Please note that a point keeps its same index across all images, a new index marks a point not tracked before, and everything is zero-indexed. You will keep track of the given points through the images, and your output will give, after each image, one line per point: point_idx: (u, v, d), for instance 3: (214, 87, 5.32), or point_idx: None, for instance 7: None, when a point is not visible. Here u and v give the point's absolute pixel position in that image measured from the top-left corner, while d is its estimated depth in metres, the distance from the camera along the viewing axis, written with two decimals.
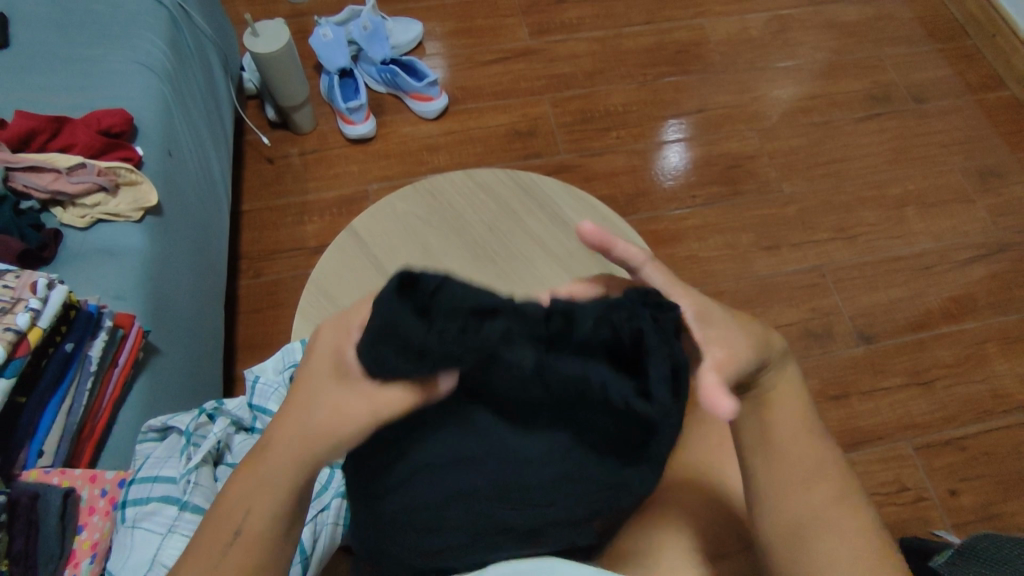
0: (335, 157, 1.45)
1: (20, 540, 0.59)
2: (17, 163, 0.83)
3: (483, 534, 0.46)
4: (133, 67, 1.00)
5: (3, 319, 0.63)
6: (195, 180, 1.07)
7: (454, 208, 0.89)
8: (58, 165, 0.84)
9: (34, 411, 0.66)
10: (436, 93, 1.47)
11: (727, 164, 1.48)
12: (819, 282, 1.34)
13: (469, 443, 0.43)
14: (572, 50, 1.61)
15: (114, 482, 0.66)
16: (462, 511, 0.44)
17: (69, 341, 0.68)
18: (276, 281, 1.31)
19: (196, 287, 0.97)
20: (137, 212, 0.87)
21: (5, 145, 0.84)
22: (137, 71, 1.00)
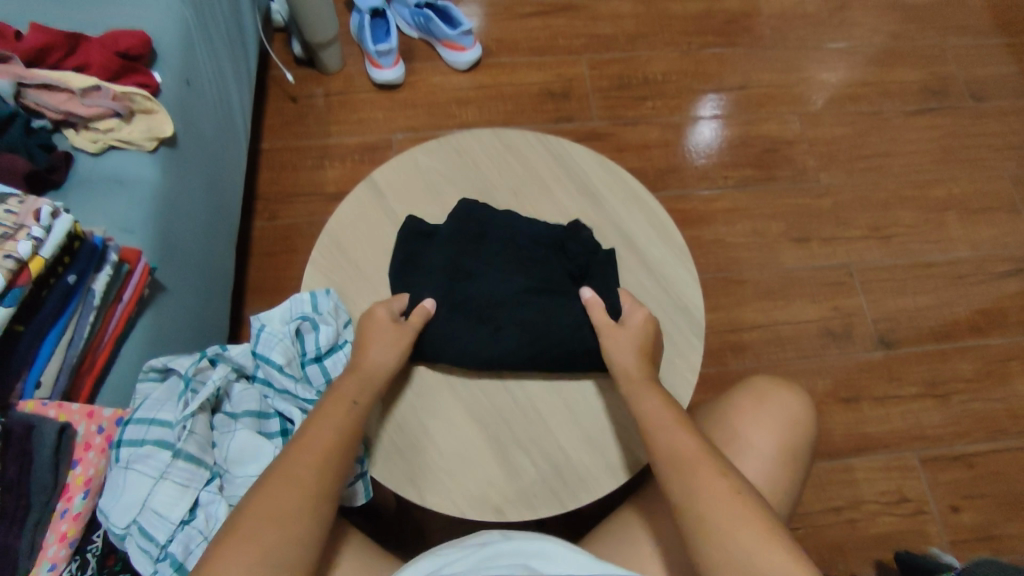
0: (361, 101, 1.40)
1: (13, 468, 0.59)
2: (29, 79, 0.78)
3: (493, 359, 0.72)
4: None
5: (2, 245, 0.60)
6: (213, 110, 1.03)
7: (477, 167, 0.85)
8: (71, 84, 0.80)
9: (32, 341, 0.64)
10: (470, 43, 1.41)
11: (765, 146, 1.41)
12: (846, 280, 1.29)
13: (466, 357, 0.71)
14: (615, 10, 1.53)
15: (111, 419, 0.66)
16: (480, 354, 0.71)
17: (72, 273, 0.66)
18: (290, 225, 1.28)
19: (203, 223, 0.94)
20: (151, 141, 0.84)
21: (18, 57, 0.80)
22: None
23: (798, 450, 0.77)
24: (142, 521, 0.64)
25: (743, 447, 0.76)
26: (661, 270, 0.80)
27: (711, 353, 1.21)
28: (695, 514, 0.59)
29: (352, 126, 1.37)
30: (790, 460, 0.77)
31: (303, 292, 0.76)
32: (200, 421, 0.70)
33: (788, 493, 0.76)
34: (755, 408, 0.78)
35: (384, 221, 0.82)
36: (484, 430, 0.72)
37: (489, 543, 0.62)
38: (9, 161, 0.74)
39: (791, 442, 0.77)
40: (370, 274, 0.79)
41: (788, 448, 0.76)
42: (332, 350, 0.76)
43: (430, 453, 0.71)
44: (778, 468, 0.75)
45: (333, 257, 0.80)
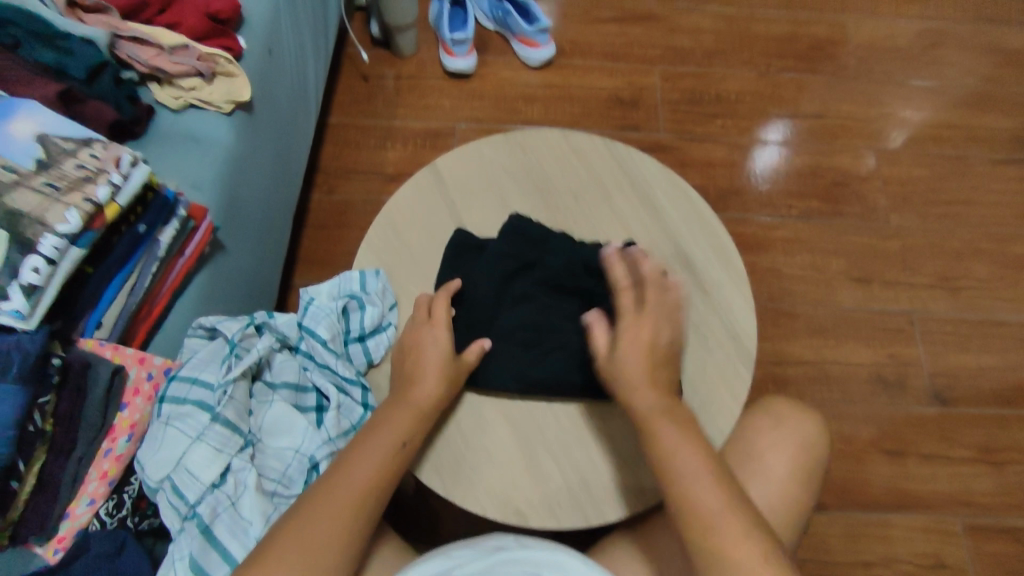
0: (431, 88, 1.41)
1: (67, 402, 0.61)
2: (125, 32, 0.81)
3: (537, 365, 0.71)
4: None
5: (83, 188, 0.62)
6: (290, 81, 1.05)
7: (542, 166, 0.85)
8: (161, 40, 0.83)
9: (99, 283, 0.66)
10: (545, 41, 1.40)
11: (835, 179, 1.36)
12: (904, 328, 1.24)
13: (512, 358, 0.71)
14: (696, 23, 1.50)
15: (160, 368, 0.69)
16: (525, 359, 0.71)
17: (143, 223, 0.69)
18: (348, 201, 1.30)
19: (267, 190, 0.96)
20: (228, 104, 0.87)
21: (116, 10, 0.83)
22: None
23: (817, 464, 0.72)
24: (175, 478, 0.65)
25: (758, 468, 0.71)
26: (717, 295, 0.78)
27: (753, 384, 1.18)
28: (719, 555, 0.56)
29: (419, 110, 1.38)
30: (808, 478, 0.72)
31: (351, 270, 0.77)
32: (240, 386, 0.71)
33: (800, 521, 0.70)
34: (770, 426, 0.73)
35: (443, 209, 0.82)
36: (519, 432, 0.71)
37: (504, 549, 0.61)
38: (95, 108, 0.76)
39: (808, 459, 0.72)
40: (424, 261, 0.79)
41: (806, 470, 0.71)
42: (376, 330, 0.76)
43: (460, 448, 0.70)
44: (799, 486, 0.70)
45: (389, 239, 0.80)
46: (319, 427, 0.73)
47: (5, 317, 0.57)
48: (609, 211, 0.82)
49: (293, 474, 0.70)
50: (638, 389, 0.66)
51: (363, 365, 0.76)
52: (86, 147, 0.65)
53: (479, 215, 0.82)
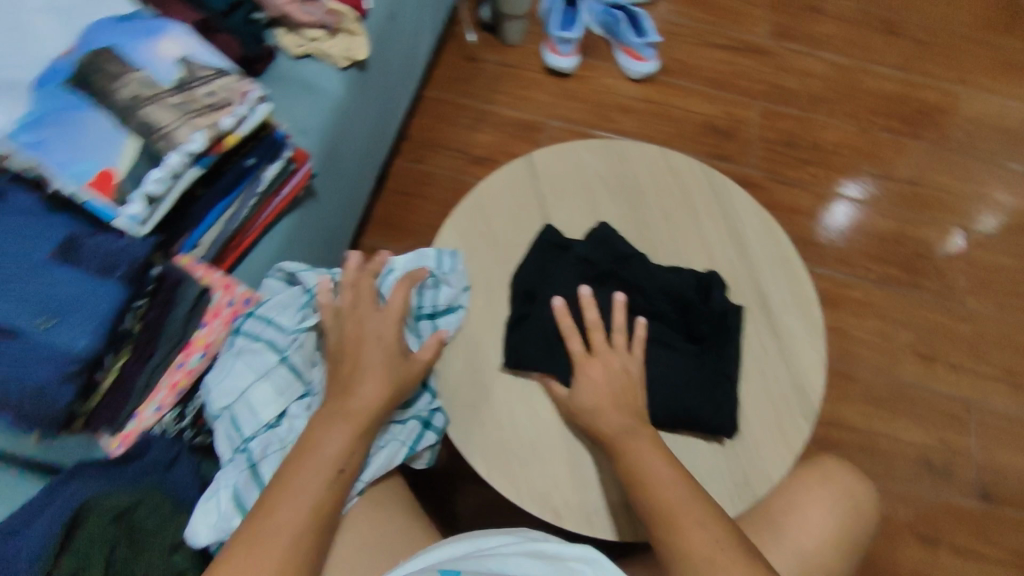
0: (529, 80, 1.43)
1: (155, 311, 0.65)
2: None
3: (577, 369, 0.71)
4: None
5: (211, 114, 0.65)
6: (403, 48, 1.07)
7: (636, 179, 0.84)
8: None
9: (204, 207, 0.69)
10: (649, 55, 1.40)
11: (918, 250, 1.32)
12: (961, 415, 1.19)
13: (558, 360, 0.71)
14: (806, 66, 1.47)
15: (242, 297, 0.71)
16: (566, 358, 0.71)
17: (252, 158, 0.71)
18: (429, 173, 1.32)
19: (361, 147, 0.99)
20: (345, 61, 0.89)
21: None
22: None
23: (858, 531, 0.70)
24: (236, 409, 0.68)
25: (794, 526, 0.68)
26: (790, 341, 0.76)
27: None
28: None
29: (514, 100, 1.40)
30: (846, 544, 0.69)
31: (429, 248, 0.78)
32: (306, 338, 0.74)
33: None
34: (815, 486, 0.70)
35: (532, 201, 0.82)
36: (569, 435, 0.70)
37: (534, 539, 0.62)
38: (224, 42, 0.80)
39: (849, 526, 0.69)
40: (504, 249, 0.80)
41: (843, 535, 0.69)
42: (449, 310, 0.76)
43: (507, 436, 0.70)
44: (835, 550, 0.68)
45: (475, 220, 0.81)
46: None
47: (122, 222, 0.61)
48: (696, 237, 0.81)
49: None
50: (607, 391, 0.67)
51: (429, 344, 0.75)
52: (219, 75, 0.68)
53: (566, 215, 0.82)
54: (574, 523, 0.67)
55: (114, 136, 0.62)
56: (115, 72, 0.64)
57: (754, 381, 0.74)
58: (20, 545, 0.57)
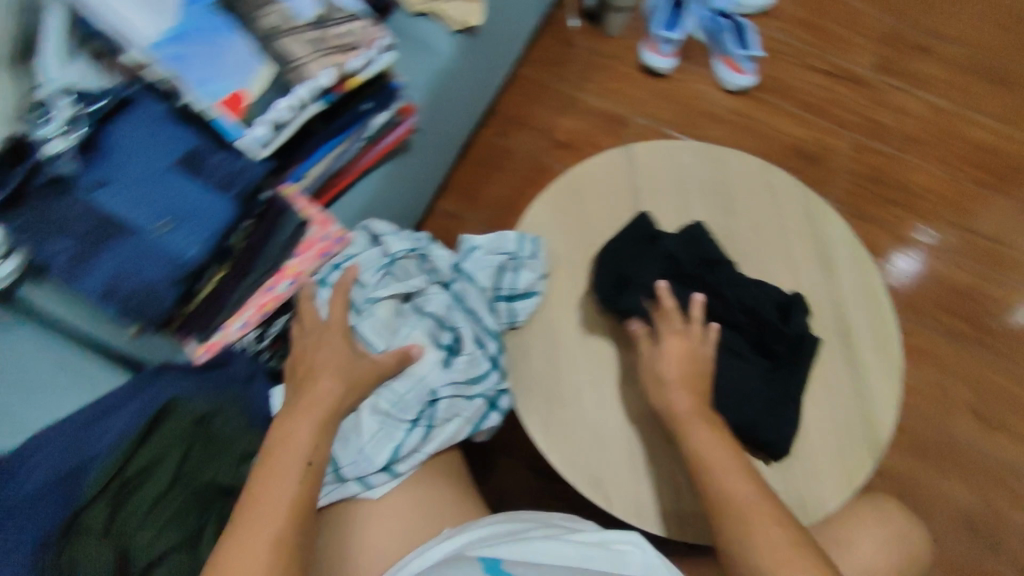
0: (621, 74, 1.43)
1: (257, 233, 0.68)
2: None
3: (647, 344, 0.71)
4: None
5: (340, 55, 0.66)
6: (510, 23, 1.09)
7: (731, 186, 0.84)
8: None
9: (315, 143, 0.71)
10: (748, 68, 1.38)
11: (993, 310, 1.27)
12: (1010, 485, 1.15)
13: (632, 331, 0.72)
14: (906, 103, 1.42)
15: (336, 236, 0.73)
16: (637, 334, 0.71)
17: (366, 104, 0.73)
18: (509, 149, 1.35)
19: (457, 111, 1.01)
20: (459, 25, 0.90)
21: None
22: None
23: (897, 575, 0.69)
24: None
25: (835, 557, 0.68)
26: (862, 374, 0.75)
27: None
28: None
29: (603, 92, 1.41)
30: None
31: (510, 230, 0.78)
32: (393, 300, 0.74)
33: None
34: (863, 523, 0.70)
35: (624, 190, 0.83)
36: (630, 427, 0.71)
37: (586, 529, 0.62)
38: None
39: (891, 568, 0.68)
40: (592, 233, 0.80)
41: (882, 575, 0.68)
42: (526, 295, 0.76)
43: (569, 416, 0.71)
44: None
45: (565, 200, 0.82)
46: (446, 366, 0.70)
47: (246, 141, 0.63)
48: (781, 254, 0.81)
49: (408, 402, 0.68)
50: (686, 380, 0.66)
51: (501, 324, 0.75)
52: (352, 19, 0.69)
53: (655, 210, 0.82)
54: (622, 511, 0.68)
55: (251, 60, 0.65)
56: (260, 3, 0.67)
57: (818, 405, 0.73)
58: (106, 430, 0.64)
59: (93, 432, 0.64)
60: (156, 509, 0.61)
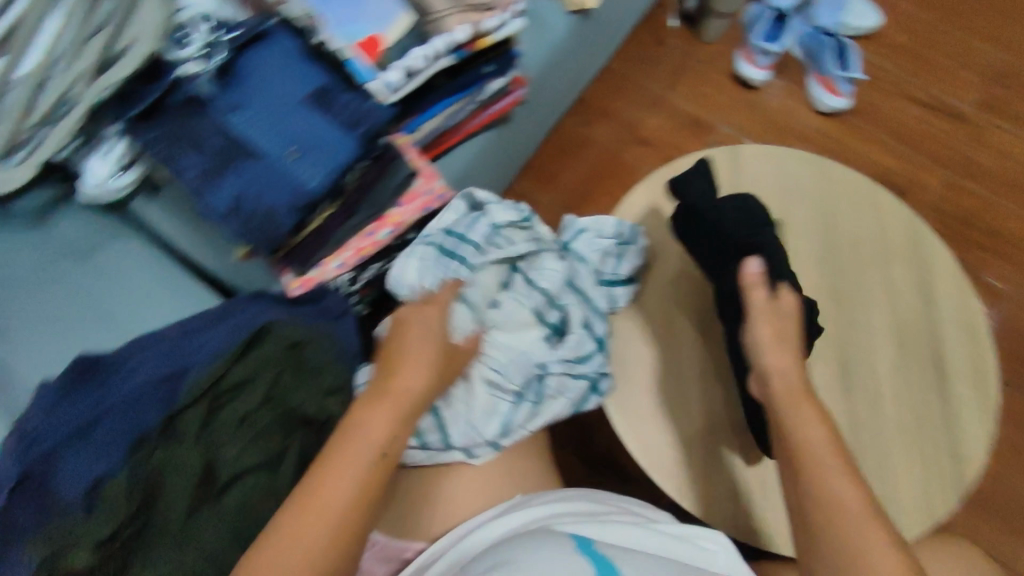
0: (711, 81, 1.43)
1: (367, 177, 0.71)
2: None
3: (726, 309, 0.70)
4: None
5: (479, 14, 0.68)
6: (615, 13, 1.09)
7: (836, 200, 0.82)
8: None
9: (434, 98, 0.73)
10: (845, 91, 1.35)
11: None
12: None
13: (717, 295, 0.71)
14: (1006, 146, 1.37)
15: (438, 191, 0.74)
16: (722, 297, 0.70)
17: (488, 67, 0.74)
18: (590, 140, 1.37)
19: (558, 92, 1.02)
20: (574, 6, 0.90)
21: None
22: None
23: None
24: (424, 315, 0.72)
25: None
26: (952, 407, 0.73)
27: None
28: None
29: (690, 96, 1.41)
30: None
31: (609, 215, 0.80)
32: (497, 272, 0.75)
33: None
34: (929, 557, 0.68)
35: (724, 188, 0.83)
36: (707, 424, 0.71)
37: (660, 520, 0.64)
38: None
39: None
40: None
41: None
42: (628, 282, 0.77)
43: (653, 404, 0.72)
44: None
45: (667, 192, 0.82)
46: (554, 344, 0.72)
47: (378, 85, 0.65)
48: (874, 273, 0.79)
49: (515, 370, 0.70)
50: (789, 351, 0.61)
51: (605, 307, 0.75)
52: None
53: None
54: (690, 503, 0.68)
55: (393, 9, 0.67)
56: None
57: (897, 430, 0.72)
58: (202, 343, 0.68)
59: (190, 344, 0.68)
60: (242, 427, 0.63)
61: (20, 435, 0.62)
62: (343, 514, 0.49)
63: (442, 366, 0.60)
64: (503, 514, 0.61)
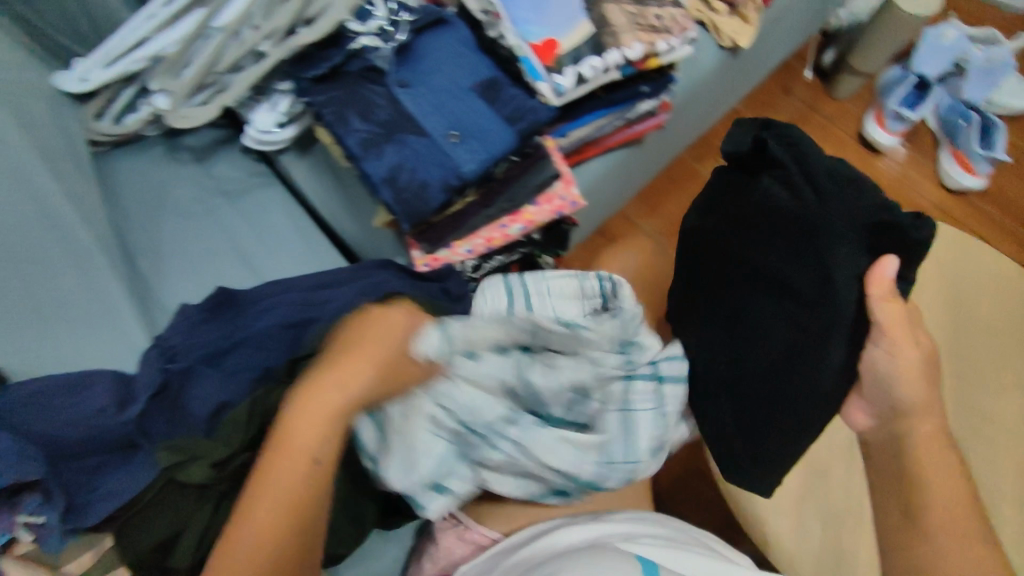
0: (833, 138, 1.41)
1: (510, 172, 0.73)
2: None
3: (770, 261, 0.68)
4: None
5: (655, 35, 0.71)
6: (761, 54, 1.10)
7: None
8: None
9: (589, 108, 0.75)
10: (979, 171, 1.31)
11: None
12: None
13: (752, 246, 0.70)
14: None
15: (572, 199, 0.76)
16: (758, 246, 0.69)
17: (646, 86, 0.76)
18: (701, 175, 1.36)
19: (688, 122, 1.03)
20: (728, 43, 0.92)
21: None
22: None
23: None
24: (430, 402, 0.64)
25: None
26: None
27: None
28: None
29: None
30: None
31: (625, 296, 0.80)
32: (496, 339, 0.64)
33: None
34: None
35: None
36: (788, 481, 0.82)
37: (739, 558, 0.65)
38: None
39: None
40: None
41: None
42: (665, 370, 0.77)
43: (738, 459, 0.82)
44: None
45: None
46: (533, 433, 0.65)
47: (547, 86, 0.68)
48: None
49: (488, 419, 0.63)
50: None
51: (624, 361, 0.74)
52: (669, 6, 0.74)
53: None
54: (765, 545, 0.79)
55: (578, 14, 0.70)
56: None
57: None
58: (332, 297, 0.71)
59: (321, 296, 0.72)
60: None
61: (160, 346, 0.66)
62: (288, 522, 0.50)
63: (379, 369, 0.56)
64: (579, 523, 0.67)
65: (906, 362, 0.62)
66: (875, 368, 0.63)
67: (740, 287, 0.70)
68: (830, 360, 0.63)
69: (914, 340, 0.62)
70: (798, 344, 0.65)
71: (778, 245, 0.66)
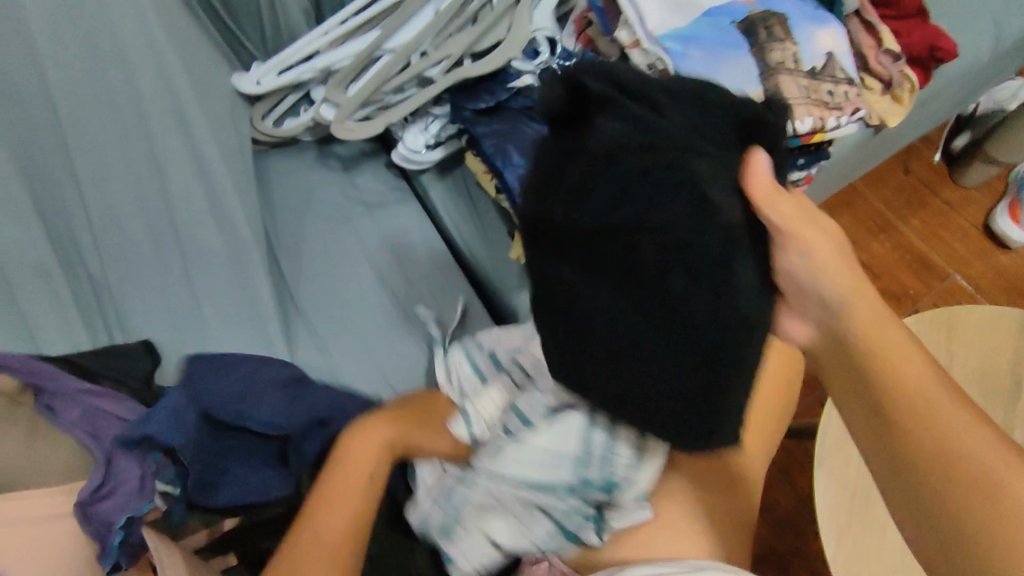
0: (956, 226, 1.35)
1: None
2: (867, 15, 0.89)
3: (630, 200, 0.42)
4: (990, 22, 0.98)
5: (824, 111, 0.73)
6: (903, 133, 1.07)
7: None
8: (888, 43, 0.88)
9: None
10: None
11: None
12: None
13: (607, 178, 0.43)
14: None
15: None
16: (599, 198, 0.43)
17: (800, 159, 0.77)
18: None
19: (816, 192, 1.02)
20: (876, 120, 0.90)
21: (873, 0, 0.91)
22: (989, 28, 0.98)
23: None
24: (500, 455, 0.61)
25: None
26: None
27: None
28: None
29: (930, 234, 1.34)
30: None
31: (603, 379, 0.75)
32: (517, 396, 0.65)
33: None
34: None
35: (976, 357, 0.79)
36: None
37: None
38: None
39: None
40: None
41: None
42: None
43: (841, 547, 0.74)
44: None
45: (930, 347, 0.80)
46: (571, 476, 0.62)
47: None
48: None
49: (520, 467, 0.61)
50: None
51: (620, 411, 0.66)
52: (839, 83, 0.75)
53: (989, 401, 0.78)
54: None
55: (751, 81, 0.71)
56: (777, 37, 0.73)
57: None
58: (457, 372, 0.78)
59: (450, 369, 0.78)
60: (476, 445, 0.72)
61: None
62: None
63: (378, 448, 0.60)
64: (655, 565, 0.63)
65: (840, 268, 0.47)
66: (792, 281, 0.47)
67: (594, 260, 0.45)
68: (739, 281, 0.43)
69: (824, 224, 0.47)
70: (697, 308, 0.43)
71: (640, 175, 0.42)
